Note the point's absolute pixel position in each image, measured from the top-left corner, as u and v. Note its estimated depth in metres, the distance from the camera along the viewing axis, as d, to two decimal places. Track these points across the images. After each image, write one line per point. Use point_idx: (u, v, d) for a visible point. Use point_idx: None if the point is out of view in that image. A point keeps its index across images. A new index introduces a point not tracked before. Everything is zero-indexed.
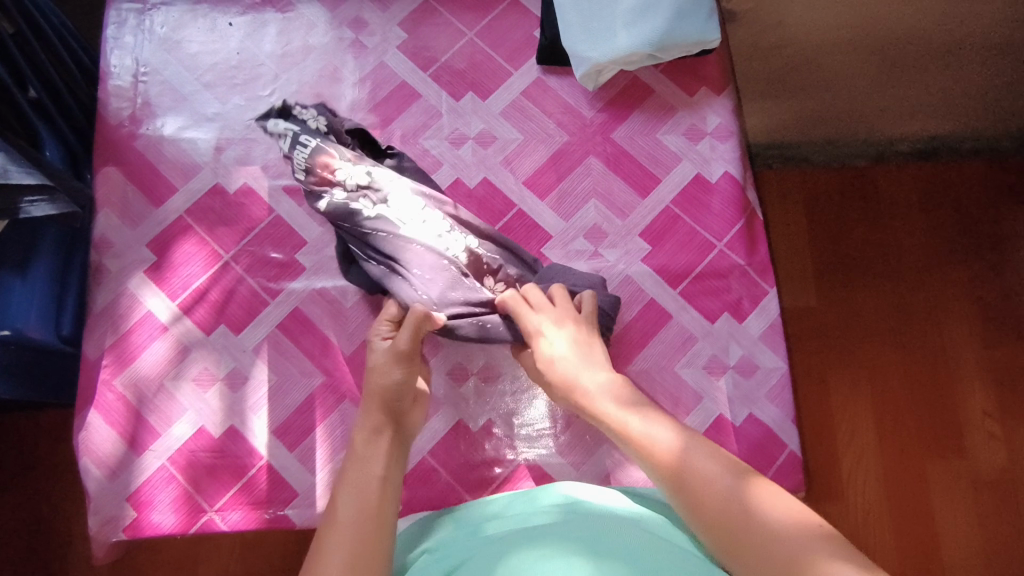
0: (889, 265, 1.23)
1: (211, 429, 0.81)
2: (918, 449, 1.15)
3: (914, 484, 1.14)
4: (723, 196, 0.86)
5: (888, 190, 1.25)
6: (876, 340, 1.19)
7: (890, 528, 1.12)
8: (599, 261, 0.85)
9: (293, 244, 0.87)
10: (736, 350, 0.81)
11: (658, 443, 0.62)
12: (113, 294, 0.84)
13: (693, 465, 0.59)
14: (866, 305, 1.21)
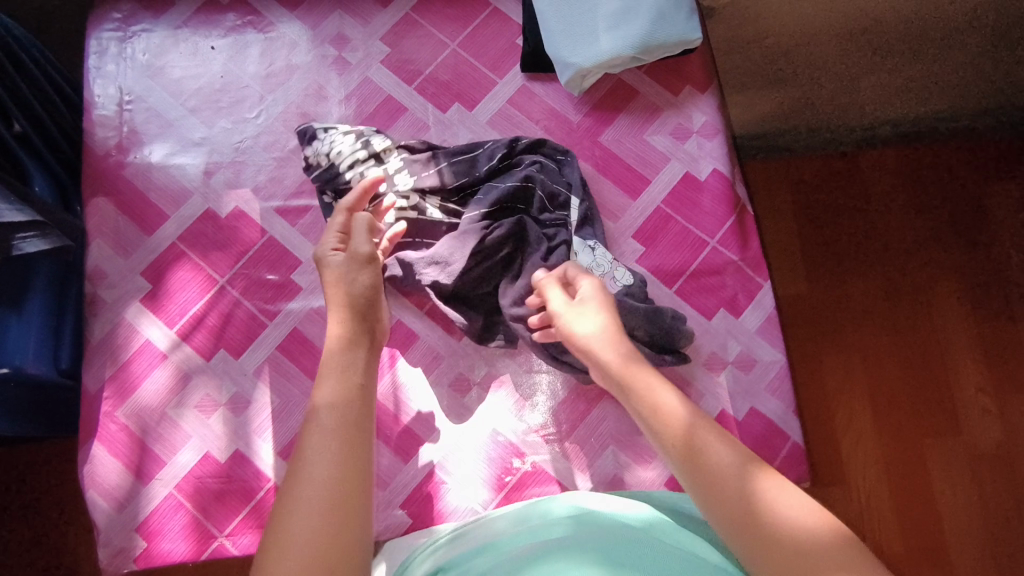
0: (876, 247, 1.24)
1: (217, 454, 0.82)
2: (915, 428, 1.16)
3: (913, 466, 1.15)
4: (713, 193, 0.87)
5: (873, 172, 1.26)
6: (869, 327, 1.21)
7: (891, 507, 1.13)
8: None
9: (287, 265, 0.87)
10: (734, 346, 0.82)
11: (672, 412, 0.62)
12: (110, 325, 0.84)
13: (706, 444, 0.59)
14: (859, 293, 1.22)
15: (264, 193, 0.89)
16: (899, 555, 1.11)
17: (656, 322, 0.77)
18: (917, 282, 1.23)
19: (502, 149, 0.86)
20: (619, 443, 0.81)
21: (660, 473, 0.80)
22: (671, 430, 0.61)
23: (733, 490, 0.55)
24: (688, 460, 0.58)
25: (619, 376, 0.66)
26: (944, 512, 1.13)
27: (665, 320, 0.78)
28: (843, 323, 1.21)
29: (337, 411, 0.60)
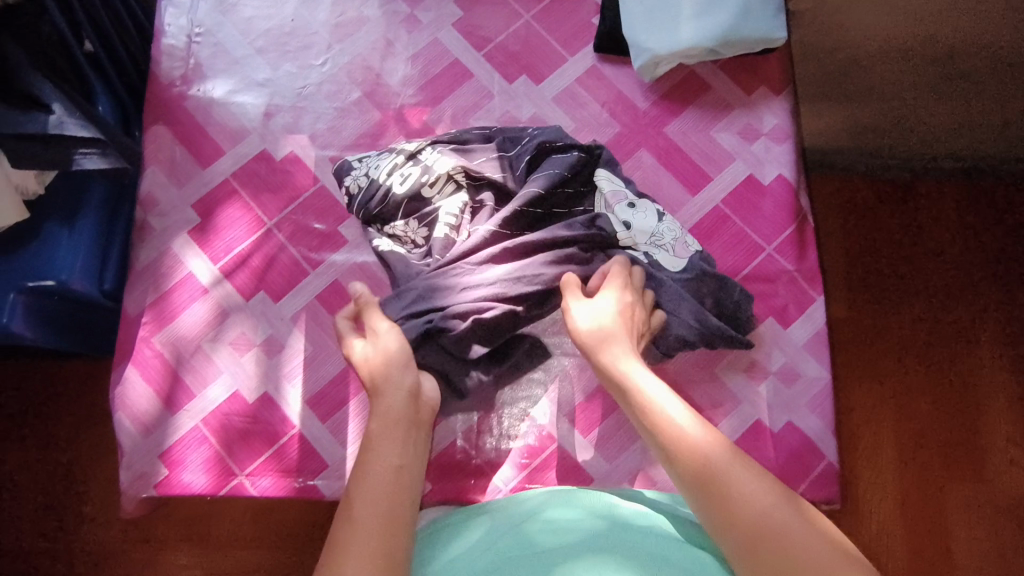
0: (922, 281, 1.21)
1: (246, 394, 0.82)
2: (936, 468, 1.14)
3: (932, 510, 1.12)
4: (775, 198, 0.85)
5: (927, 203, 1.24)
6: (905, 365, 1.18)
7: (904, 542, 1.11)
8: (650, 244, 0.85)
9: (336, 216, 0.86)
10: (778, 357, 0.81)
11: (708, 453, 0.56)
12: (155, 252, 0.85)
13: (738, 488, 0.53)
14: (900, 331, 1.19)
15: (321, 141, 0.89)
16: None
17: (724, 292, 0.78)
18: (962, 328, 1.19)
19: (531, 150, 0.80)
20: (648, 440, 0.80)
21: None
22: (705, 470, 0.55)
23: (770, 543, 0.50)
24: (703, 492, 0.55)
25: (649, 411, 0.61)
26: (959, 562, 1.10)
27: (733, 295, 0.78)
28: (880, 354, 1.18)
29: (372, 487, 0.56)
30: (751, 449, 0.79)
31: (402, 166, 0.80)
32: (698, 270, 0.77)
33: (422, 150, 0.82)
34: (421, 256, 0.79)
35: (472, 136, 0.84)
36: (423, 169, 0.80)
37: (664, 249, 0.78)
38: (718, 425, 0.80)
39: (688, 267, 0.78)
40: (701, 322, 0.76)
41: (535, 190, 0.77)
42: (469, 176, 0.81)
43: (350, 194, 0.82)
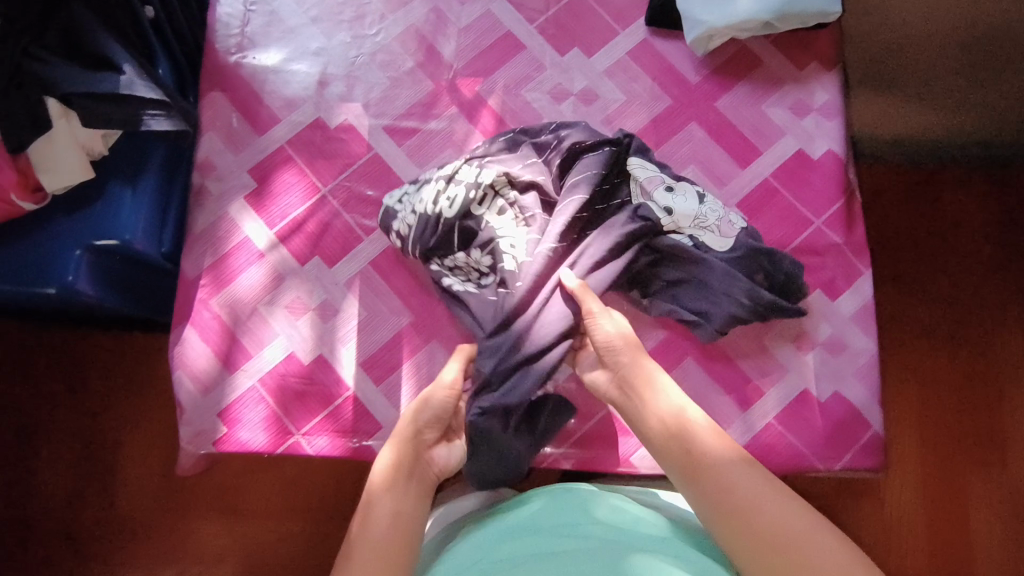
0: (948, 268, 1.22)
1: (301, 356, 0.84)
2: (957, 454, 1.16)
3: (951, 492, 1.14)
4: (825, 173, 0.86)
5: (955, 193, 1.24)
6: (931, 353, 1.19)
7: (923, 525, 1.13)
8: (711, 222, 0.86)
9: (389, 184, 0.88)
10: (825, 328, 0.82)
11: (724, 481, 0.62)
12: (213, 217, 0.86)
13: (760, 514, 0.60)
14: (927, 319, 1.20)
15: (374, 110, 0.90)
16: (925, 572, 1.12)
17: (773, 263, 0.79)
18: (990, 317, 1.20)
19: (565, 152, 0.80)
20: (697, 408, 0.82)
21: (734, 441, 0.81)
22: (721, 500, 0.61)
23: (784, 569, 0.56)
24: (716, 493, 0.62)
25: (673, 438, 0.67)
26: (976, 542, 1.13)
27: (783, 265, 0.80)
28: (907, 342, 1.19)
29: (372, 549, 0.62)
30: (797, 417, 0.81)
31: (443, 190, 0.79)
32: (745, 246, 0.79)
33: (452, 170, 0.80)
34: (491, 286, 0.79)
35: (507, 145, 0.83)
36: (467, 188, 0.79)
37: (709, 230, 0.80)
38: (765, 394, 0.82)
39: (734, 245, 0.80)
40: (753, 297, 0.78)
41: (580, 195, 0.78)
42: (512, 189, 0.80)
43: (404, 233, 0.82)
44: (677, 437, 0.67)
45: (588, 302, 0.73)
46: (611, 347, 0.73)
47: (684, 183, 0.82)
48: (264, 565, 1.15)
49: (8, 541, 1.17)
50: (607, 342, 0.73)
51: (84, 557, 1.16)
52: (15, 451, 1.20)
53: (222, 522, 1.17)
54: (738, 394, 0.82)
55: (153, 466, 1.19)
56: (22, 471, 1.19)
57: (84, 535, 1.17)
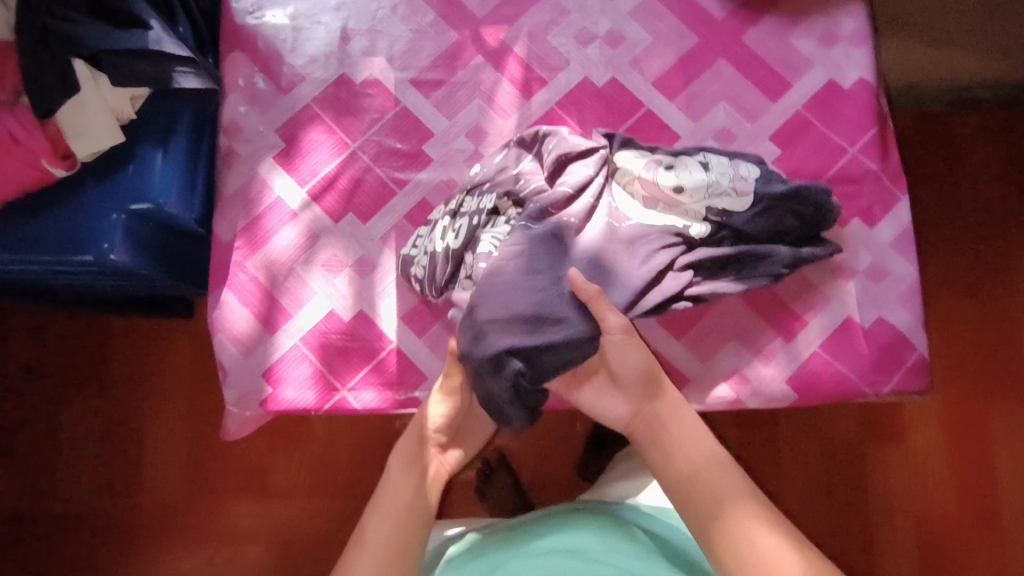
0: (962, 209, 1.21)
1: (342, 313, 0.84)
2: (981, 399, 1.16)
3: (975, 434, 1.15)
4: (857, 101, 0.85)
5: (968, 134, 1.23)
6: (953, 295, 1.19)
7: (949, 471, 1.14)
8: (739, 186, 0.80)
9: (420, 136, 0.87)
10: (866, 256, 0.82)
11: (725, 491, 0.63)
12: (244, 178, 0.86)
13: (759, 533, 0.60)
14: (949, 259, 1.20)
15: (399, 63, 0.89)
16: (952, 517, 1.13)
17: (800, 202, 0.78)
18: (1013, 258, 1.20)
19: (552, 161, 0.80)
20: (740, 341, 0.82)
21: (780, 372, 0.81)
22: (716, 510, 0.62)
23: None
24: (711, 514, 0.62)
25: (683, 454, 0.67)
26: (1003, 484, 1.14)
27: (809, 196, 0.78)
28: (930, 285, 1.20)
29: (382, 536, 0.65)
30: (842, 345, 0.81)
31: (447, 224, 0.80)
32: (767, 198, 0.78)
33: (454, 203, 0.82)
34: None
35: (513, 165, 0.82)
36: (472, 215, 0.79)
37: (724, 195, 0.78)
38: (808, 324, 0.82)
39: (755, 199, 0.78)
40: (793, 252, 0.79)
41: (566, 190, 0.79)
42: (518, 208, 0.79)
43: (422, 272, 0.80)
44: (689, 449, 0.67)
45: (609, 316, 0.69)
46: (639, 377, 0.71)
47: (683, 157, 0.80)
48: (300, 541, 1.15)
49: (43, 529, 1.16)
50: (633, 372, 0.71)
51: (120, 543, 1.16)
52: (45, 440, 1.19)
53: (254, 502, 1.16)
54: (781, 325, 0.82)
55: (182, 449, 1.18)
56: (51, 459, 1.18)
57: (119, 520, 1.16)
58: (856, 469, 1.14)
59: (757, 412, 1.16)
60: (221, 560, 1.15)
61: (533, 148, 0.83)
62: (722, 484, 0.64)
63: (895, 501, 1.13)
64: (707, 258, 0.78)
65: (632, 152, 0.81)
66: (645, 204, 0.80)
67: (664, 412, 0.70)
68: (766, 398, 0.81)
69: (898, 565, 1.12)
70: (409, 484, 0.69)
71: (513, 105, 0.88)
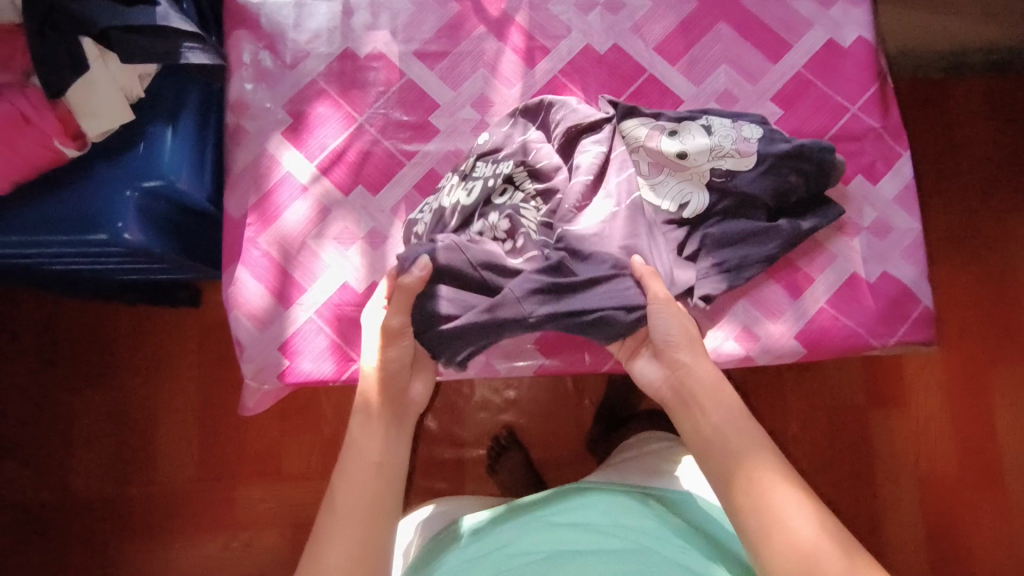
0: (960, 171, 1.23)
1: (355, 284, 0.84)
2: (980, 361, 1.17)
3: (977, 393, 1.17)
4: (857, 60, 0.86)
5: (964, 97, 1.24)
6: (954, 256, 1.20)
7: (950, 432, 1.16)
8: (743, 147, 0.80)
9: (425, 108, 0.88)
10: (870, 212, 0.84)
11: (740, 449, 0.65)
12: (253, 154, 0.86)
13: (776, 490, 0.62)
14: (949, 220, 1.22)
15: (402, 36, 0.89)
16: (954, 477, 1.15)
17: (804, 160, 0.79)
18: (1011, 217, 1.21)
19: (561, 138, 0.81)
20: (749, 300, 0.83)
21: (788, 329, 0.82)
22: (732, 469, 0.64)
23: (778, 538, 0.59)
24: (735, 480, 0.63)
25: (700, 414, 0.68)
26: (1003, 444, 1.15)
27: (811, 153, 0.78)
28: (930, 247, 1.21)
29: (353, 494, 0.67)
30: (849, 300, 0.82)
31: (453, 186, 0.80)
32: (770, 157, 0.78)
33: (462, 168, 0.81)
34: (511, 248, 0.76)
35: (520, 133, 0.82)
36: (486, 177, 0.77)
37: (729, 157, 0.79)
38: (815, 280, 0.83)
39: (759, 159, 0.79)
40: (792, 227, 0.80)
41: (586, 178, 0.78)
42: (532, 180, 0.79)
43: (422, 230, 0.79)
44: (707, 407, 0.68)
45: (654, 287, 0.71)
46: (669, 342, 0.71)
47: (687, 121, 0.81)
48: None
49: (54, 524, 1.15)
50: (666, 339, 0.71)
51: (134, 533, 1.15)
52: (51, 431, 1.17)
53: (267, 487, 1.16)
54: (789, 282, 0.83)
55: (192, 438, 1.17)
56: (60, 452, 1.17)
57: (132, 511, 1.16)
58: (860, 435, 1.16)
59: (764, 380, 1.17)
60: (236, 546, 1.14)
61: (542, 115, 0.83)
62: (737, 443, 0.65)
63: (898, 465, 1.15)
64: (713, 237, 0.80)
65: (640, 119, 0.82)
66: (648, 171, 0.81)
67: (687, 375, 0.70)
68: (776, 354, 0.82)
69: (902, 526, 1.13)
70: (375, 446, 0.70)
71: (517, 75, 0.88)
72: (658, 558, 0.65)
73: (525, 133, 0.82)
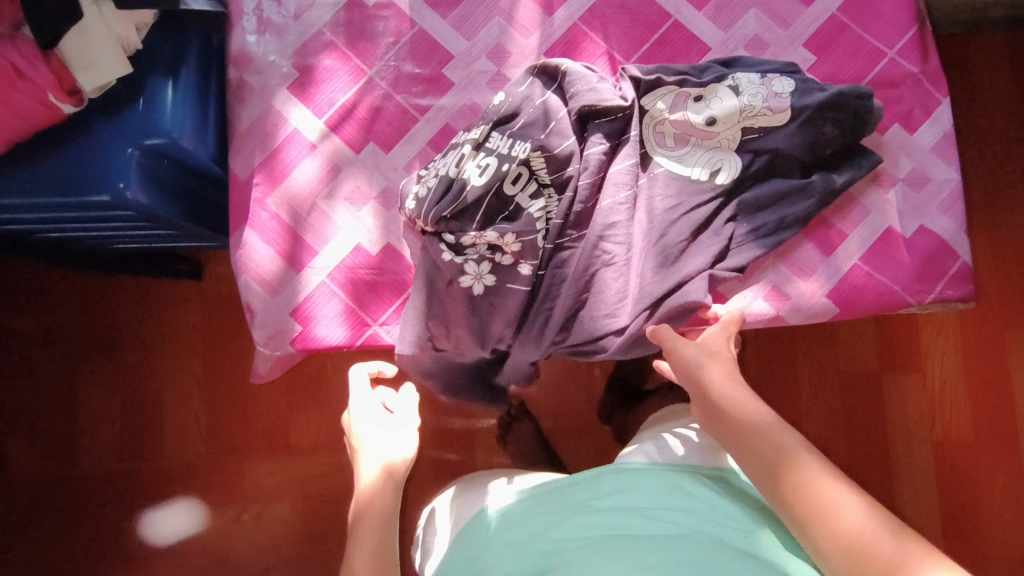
0: (988, 125, 1.18)
1: (369, 247, 0.81)
2: (1000, 324, 1.14)
3: (1001, 356, 1.14)
4: (894, 1, 0.81)
5: (992, 48, 1.19)
6: (985, 218, 1.16)
7: (967, 398, 1.13)
8: (777, 101, 0.75)
9: (438, 59, 0.83)
10: (906, 163, 0.80)
11: (779, 444, 0.58)
12: (258, 111, 0.82)
13: (816, 477, 0.55)
14: (979, 175, 1.17)
15: None
16: (971, 442, 1.12)
17: (839, 110, 0.75)
18: None
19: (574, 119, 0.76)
20: (779, 257, 0.79)
21: (820, 288, 0.78)
22: (771, 461, 0.57)
23: (825, 528, 0.53)
24: (768, 469, 0.57)
25: (728, 415, 0.63)
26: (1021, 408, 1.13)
27: (849, 102, 0.75)
28: None
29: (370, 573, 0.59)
30: (883, 256, 0.79)
31: (466, 157, 0.75)
32: (808, 109, 0.75)
33: (473, 135, 0.76)
34: (512, 270, 0.75)
35: (539, 93, 0.77)
36: (501, 157, 0.75)
37: (760, 116, 0.75)
38: (848, 236, 0.79)
39: (795, 112, 0.75)
40: (827, 185, 0.77)
41: (590, 180, 0.76)
42: (550, 168, 0.76)
43: (434, 201, 0.74)
44: (732, 418, 0.63)
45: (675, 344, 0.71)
46: (697, 378, 0.67)
47: (713, 84, 0.77)
48: (328, 495, 1.13)
49: (64, 500, 1.13)
50: (695, 376, 0.68)
51: (146, 508, 1.13)
52: (56, 407, 1.15)
53: (277, 461, 1.14)
54: (821, 239, 0.79)
55: (199, 412, 1.15)
56: (67, 428, 1.14)
57: (143, 486, 1.14)
58: (876, 401, 1.13)
59: (778, 347, 1.14)
60: (247, 519, 1.13)
61: (558, 81, 0.78)
62: (769, 436, 0.59)
63: (913, 429, 1.13)
64: (746, 203, 0.77)
65: (665, 84, 0.77)
66: (675, 143, 0.78)
67: (710, 390, 0.65)
68: (807, 313, 0.78)
69: (919, 491, 1.11)
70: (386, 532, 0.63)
71: (535, 23, 0.84)
72: (715, 542, 0.58)
73: (544, 95, 0.77)
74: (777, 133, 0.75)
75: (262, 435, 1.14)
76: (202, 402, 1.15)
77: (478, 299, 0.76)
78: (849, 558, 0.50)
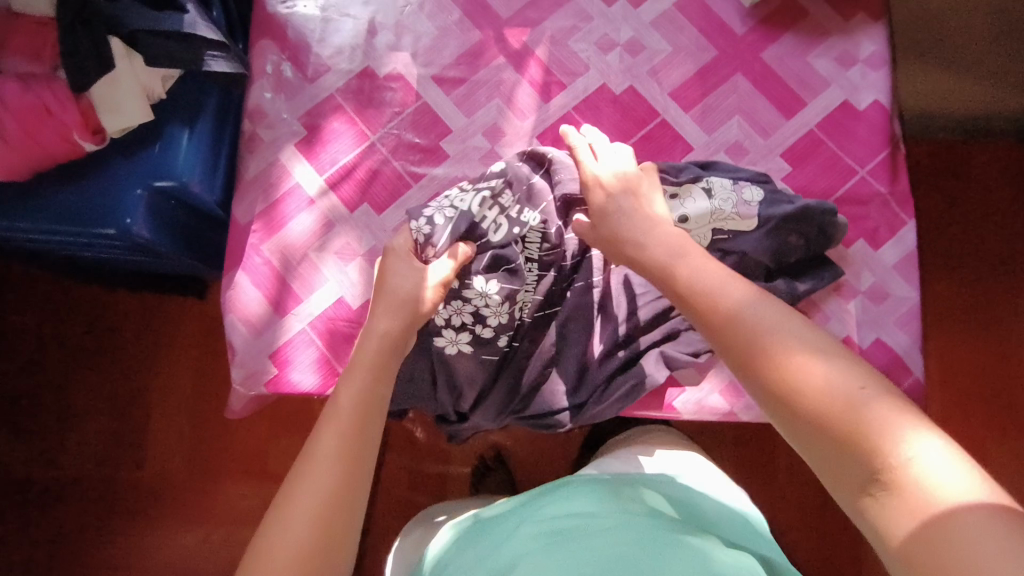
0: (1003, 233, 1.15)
1: (351, 300, 0.85)
2: (1010, 432, 1.09)
3: None
4: (871, 123, 0.86)
5: None
6: (957, 328, 1.13)
7: None
8: (743, 207, 0.80)
9: (438, 132, 0.89)
10: (868, 277, 0.84)
11: (749, 320, 0.52)
12: (265, 163, 0.88)
13: (788, 346, 0.50)
14: None
15: (423, 59, 0.91)
16: None
17: (805, 223, 0.79)
18: None
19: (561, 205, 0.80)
20: None
21: None
22: (742, 339, 0.51)
23: (804, 400, 0.47)
24: (739, 340, 0.52)
25: (701, 297, 0.56)
26: None
27: (814, 217, 0.79)
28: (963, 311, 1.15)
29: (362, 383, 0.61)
30: None
31: (483, 207, 0.76)
32: (773, 219, 0.79)
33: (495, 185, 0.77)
34: (489, 340, 0.78)
35: (528, 176, 0.80)
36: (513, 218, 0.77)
37: (728, 220, 0.80)
38: None
39: (761, 221, 0.79)
40: (790, 290, 0.80)
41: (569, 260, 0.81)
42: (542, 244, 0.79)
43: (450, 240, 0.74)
44: (698, 305, 0.56)
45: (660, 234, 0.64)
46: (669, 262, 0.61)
47: (688, 184, 0.81)
48: None
49: (42, 501, 1.17)
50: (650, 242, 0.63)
51: (117, 516, 1.16)
52: (49, 410, 1.19)
53: (249, 483, 1.16)
54: None
55: (184, 427, 1.19)
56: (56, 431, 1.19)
57: (117, 494, 1.17)
58: None
59: (756, 452, 1.08)
60: (216, 540, 1.15)
61: (545, 167, 0.81)
62: (738, 312, 0.53)
63: None
64: None
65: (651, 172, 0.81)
66: None
67: (680, 277, 0.59)
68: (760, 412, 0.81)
69: None
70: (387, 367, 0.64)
71: (531, 108, 0.89)
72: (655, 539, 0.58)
73: (531, 177, 0.80)
74: (746, 235, 0.79)
75: (239, 458, 1.17)
76: (188, 418, 1.19)
77: (449, 361, 0.78)
78: (834, 425, 0.46)
